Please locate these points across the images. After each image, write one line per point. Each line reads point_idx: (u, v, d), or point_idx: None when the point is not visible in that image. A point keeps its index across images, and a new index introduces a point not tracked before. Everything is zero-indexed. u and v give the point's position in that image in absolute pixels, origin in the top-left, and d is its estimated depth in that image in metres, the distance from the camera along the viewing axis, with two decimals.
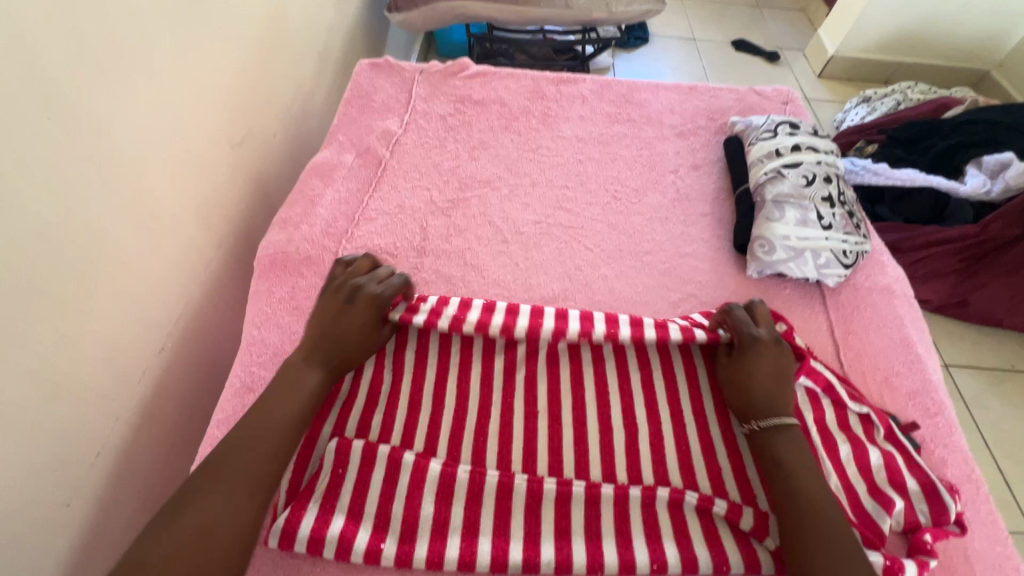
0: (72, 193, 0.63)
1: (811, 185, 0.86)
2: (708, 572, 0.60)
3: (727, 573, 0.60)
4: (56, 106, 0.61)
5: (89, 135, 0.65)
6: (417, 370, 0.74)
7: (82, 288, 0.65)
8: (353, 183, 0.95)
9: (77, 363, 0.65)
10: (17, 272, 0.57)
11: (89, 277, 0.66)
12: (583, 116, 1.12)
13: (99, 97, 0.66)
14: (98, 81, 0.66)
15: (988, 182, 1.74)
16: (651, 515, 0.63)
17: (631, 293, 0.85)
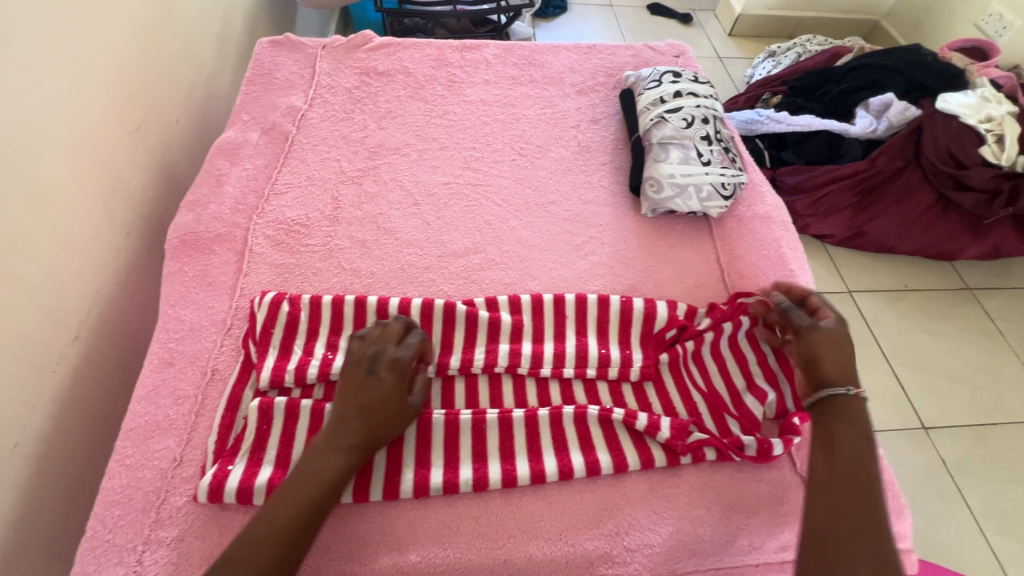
0: None
1: (690, 127, 0.94)
2: (610, 471, 0.68)
3: (625, 470, 0.68)
4: None
5: None
6: (333, 334, 0.76)
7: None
8: (261, 160, 0.95)
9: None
10: None
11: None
12: (487, 80, 1.16)
13: None
14: None
15: (874, 121, 1.91)
16: (559, 431, 0.70)
17: (538, 241, 0.91)
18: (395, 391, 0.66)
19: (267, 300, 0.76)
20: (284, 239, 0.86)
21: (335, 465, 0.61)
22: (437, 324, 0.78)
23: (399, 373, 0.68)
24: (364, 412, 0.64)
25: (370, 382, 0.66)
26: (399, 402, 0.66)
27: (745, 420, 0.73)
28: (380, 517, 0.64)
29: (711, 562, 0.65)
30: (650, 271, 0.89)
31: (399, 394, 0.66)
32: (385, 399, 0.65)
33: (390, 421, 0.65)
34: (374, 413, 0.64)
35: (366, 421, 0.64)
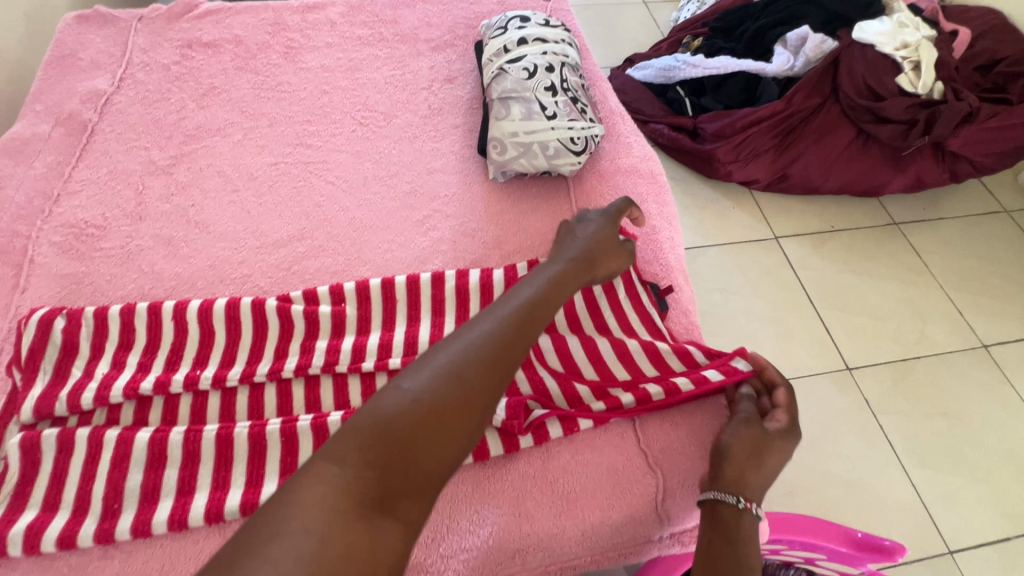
0: None
1: (533, 77, 0.84)
2: None
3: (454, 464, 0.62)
4: None
5: None
6: (122, 349, 0.67)
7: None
8: (53, 156, 0.83)
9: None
10: None
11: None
12: (330, 43, 1.03)
13: None
14: None
15: (791, 58, 1.82)
16: None
17: (373, 220, 0.82)
18: (564, 278, 0.65)
19: (38, 319, 0.66)
20: (75, 245, 0.76)
21: (491, 352, 0.54)
22: (245, 325, 0.69)
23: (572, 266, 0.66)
24: (524, 297, 0.60)
25: (544, 270, 0.65)
26: (561, 294, 0.63)
27: (598, 386, 0.67)
28: (163, 552, 0.57)
29: (540, 559, 0.60)
30: (497, 242, 0.81)
31: (564, 284, 0.64)
32: (553, 286, 0.63)
33: (543, 307, 0.60)
34: (542, 300, 0.61)
35: (506, 309, 0.58)
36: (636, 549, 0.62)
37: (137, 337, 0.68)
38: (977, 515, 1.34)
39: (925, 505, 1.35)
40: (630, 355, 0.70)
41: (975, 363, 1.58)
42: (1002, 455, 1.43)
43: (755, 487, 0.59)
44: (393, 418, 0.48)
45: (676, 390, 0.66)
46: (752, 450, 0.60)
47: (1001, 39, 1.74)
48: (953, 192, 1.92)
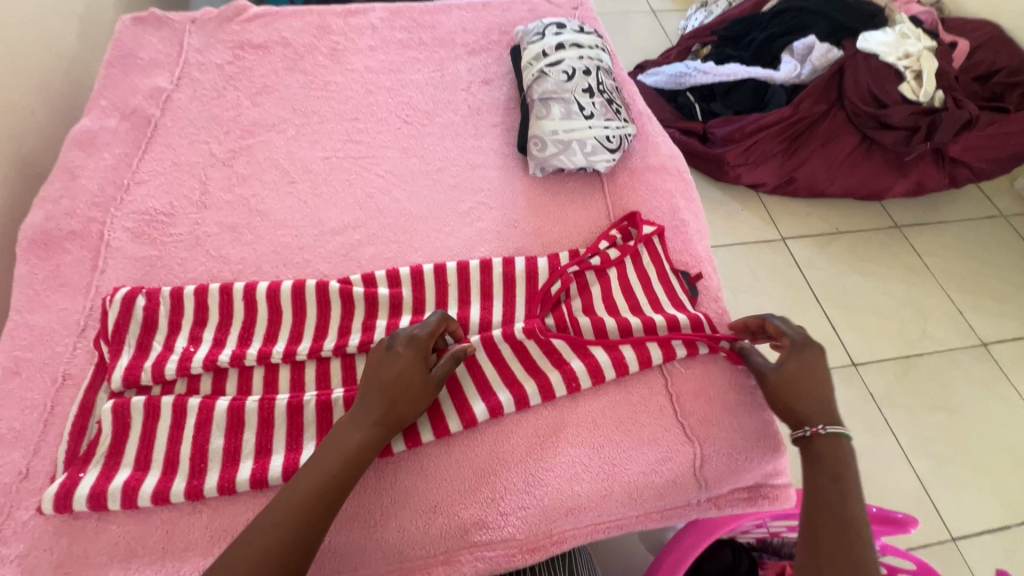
0: None
1: (571, 80, 0.91)
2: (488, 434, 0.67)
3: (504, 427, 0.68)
4: None
5: None
6: (197, 325, 0.72)
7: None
8: (121, 148, 0.89)
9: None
10: None
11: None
12: (373, 47, 1.09)
13: None
14: None
15: (799, 66, 1.90)
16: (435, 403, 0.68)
17: (422, 211, 0.87)
18: (417, 362, 0.64)
19: (120, 298, 0.71)
20: (146, 230, 0.81)
21: (357, 447, 0.60)
22: (310, 304, 0.75)
23: (418, 348, 0.65)
24: (378, 384, 0.63)
25: (387, 360, 0.64)
26: (421, 376, 0.64)
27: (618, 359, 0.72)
28: (246, 506, 0.62)
29: (590, 517, 0.65)
30: (537, 233, 0.87)
31: (419, 368, 0.64)
32: (410, 370, 0.64)
33: (401, 395, 0.63)
34: (396, 389, 0.63)
35: (368, 399, 0.62)
36: (675, 510, 0.68)
37: (210, 314, 0.73)
38: (978, 503, 1.40)
39: (928, 494, 1.41)
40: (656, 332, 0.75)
41: (975, 359, 1.64)
42: (1001, 446, 1.49)
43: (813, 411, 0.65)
44: (283, 539, 0.54)
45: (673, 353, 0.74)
46: (785, 385, 0.67)
47: (998, 50, 1.82)
48: (953, 197, 1.99)
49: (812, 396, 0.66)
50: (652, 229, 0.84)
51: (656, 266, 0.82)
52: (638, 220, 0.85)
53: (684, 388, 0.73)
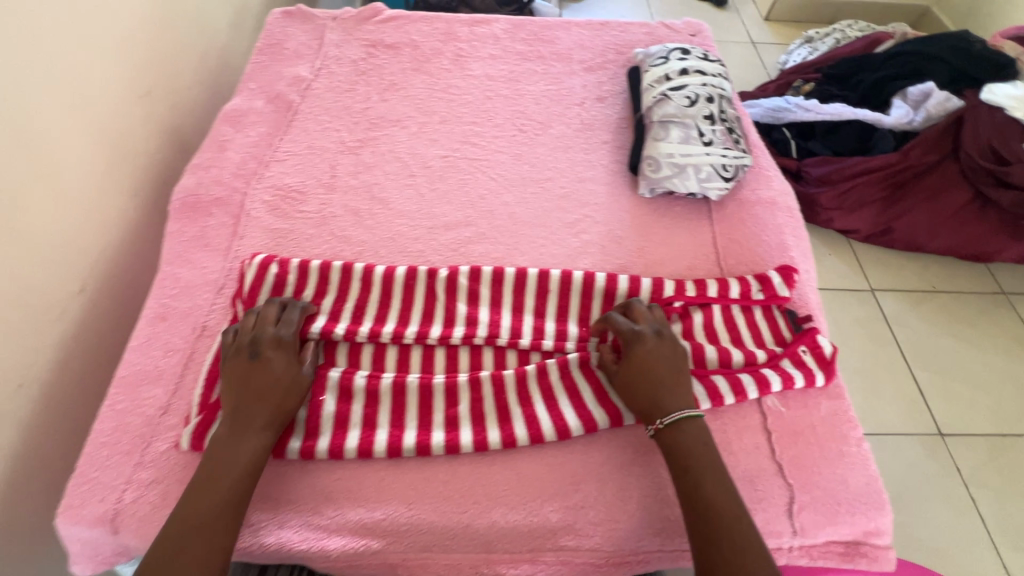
0: None
1: (694, 105, 0.91)
2: (580, 435, 0.68)
3: (596, 434, 0.68)
4: None
5: None
6: (319, 297, 0.77)
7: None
8: (264, 128, 0.97)
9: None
10: None
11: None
12: (494, 56, 1.14)
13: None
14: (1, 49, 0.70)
15: (911, 112, 1.81)
16: (528, 402, 0.70)
17: (530, 217, 0.90)
18: (287, 362, 0.67)
19: (258, 264, 0.78)
20: (281, 205, 0.88)
21: (252, 453, 0.61)
22: (421, 292, 0.79)
23: (284, 348, 0.67)
24: (245, 392, 0.64)
25: (256, 362, 0.65)
26: (294, 372, 0.67)
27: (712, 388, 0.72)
28: (351, 473, 0.65)
29: (680, 544, 0.64)
30: (641, 252, 0.87)
31: (292, 366, 0.67)
32: (283, 368, 0.66)
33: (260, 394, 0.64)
34: (273, 390, 0.64)
35: (238, 406, 0.63)
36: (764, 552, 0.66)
37: (332, 287, 0.78)
38: None
39: None
40: (757, 368, 0.74)
41: None
42: None
43: (657, 404, 0.65)
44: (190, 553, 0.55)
45: (767, 386, 0.72)
46: (635, 382, 0.67)
47: None
48: None
49: (649, 389, 0.66)
50: (779, 277, 0.81)
51: (765, 300, 0.80)
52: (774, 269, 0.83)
53: (783, 428, 0.71)
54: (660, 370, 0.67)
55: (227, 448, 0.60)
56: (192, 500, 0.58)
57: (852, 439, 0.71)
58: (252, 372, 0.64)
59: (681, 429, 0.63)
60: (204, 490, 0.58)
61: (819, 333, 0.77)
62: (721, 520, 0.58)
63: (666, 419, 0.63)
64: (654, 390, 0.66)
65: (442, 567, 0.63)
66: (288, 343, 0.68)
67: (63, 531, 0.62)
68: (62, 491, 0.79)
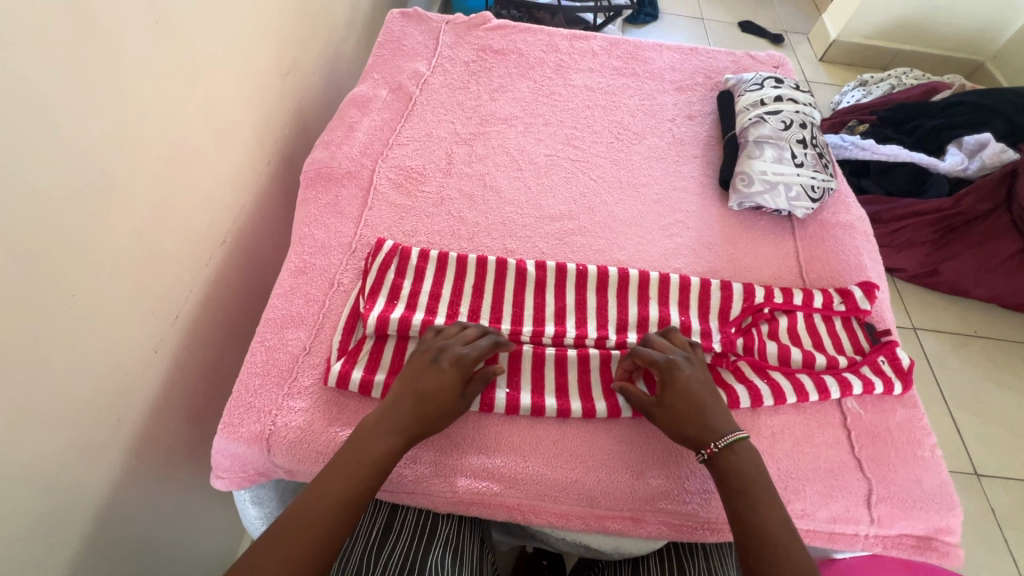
0: (169, 109, 0.77)
1: (788, 130, 1.00)
2: None
3: None
4: (160, 32, 0.74)
5: (182, 59, 0.79)
6: (439, 269, 0.85)
7: (152, 178, 0.75)
8: (387, 114, 1.07)
9: (149, 238, 0.75)
10: (135, 159, 0.71)
11: (160, 174, 0.76)
12: (592, 69, 1.23)
13: (192, 30, 0.80)
14: (195, 21, 0.80)
15: (965, 160, 1.86)
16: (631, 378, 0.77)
17: (627, 217, 0.98)
18: (455, 383, 0.68)
19: (385, 250, 0.85)
20: (404, 183, 0.97)
21: (383, 454, 0.63)
22: (531, 275, 0.86)
23: (461, 368, 0.69)
24: (406, 401, 0.66)
25: (430, 370, 0.68)
26: (454, 394, 0.68)
27: (799, 384, 0.78)
28: (472, 423, 0.72)
29: None
30: (728, 258, 0.94)
31: (456, 387, 0.68)
32: (444, 390, 0.67)
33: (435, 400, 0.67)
34: (426, 405, 0.66)
35: (396, 413, 0.66)
36: (843, 538, 0.72)
37: (451, 261, 0.86)
38: None
39: None
40: (839, 371, 0.80)
41: None
42: None
43: (705, 430, 0.66)
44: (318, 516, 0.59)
45: (850, 388, 0.78)
46: (683, 410, 0.67)
47: None
48: None
49: (703, 415, 0.67)
50: (861, 292, 0.88)
51: (846, 312, 0.87)
52: (856, 284, 0.89)
53: (862, 427, 0.77)
54: (698, 397, 0.68)
55: (368, 444, 0.63)
56: (323, 479, 0.61)
57: (927, 445, 0.77)
58: (421, 381, 0.67)
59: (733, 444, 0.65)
60: (333, 477, 0.61)
61: (898, 346, 0.83)
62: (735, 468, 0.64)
63: (720, 442, 0.65)
64: (705, 412, 0.67)
65: (550, 515, 0.69)
66: (463, 362, 0.69)
67: (218, 446, 0.70)
68: (192, 419, 0.87)
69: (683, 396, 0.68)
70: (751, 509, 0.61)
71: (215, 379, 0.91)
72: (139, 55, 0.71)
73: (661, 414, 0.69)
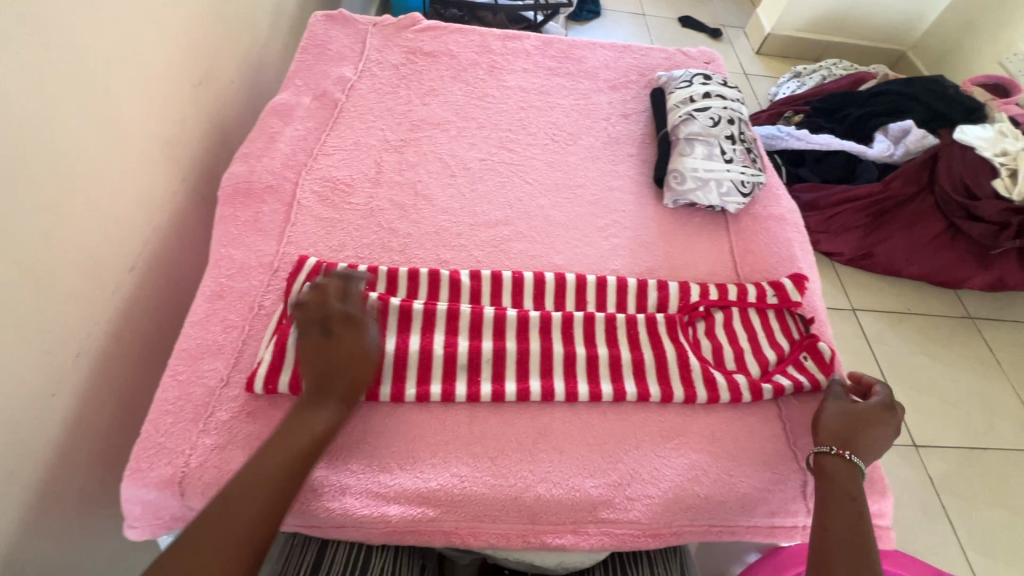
0: (55, 124, 0.70)
1: (716, 126, 1.01)
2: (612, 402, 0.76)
3: (625, 403, 0.76)
4: (39, 40, 0.67)
5: (67, 69, 0.72)
6: (370, 285, 0.82)
7: (36, 201, 0.68)
8: (311, 123, 1.02)
9: (38, 269, 0.68)
10: (15, 181, 0.65)
11: (48, 196, 0.69)
12: (526, 69, 1.21)
13: (77, 38, 0.73)
14: (80, 27, 0.73)
15: (892, 146, 1.96)
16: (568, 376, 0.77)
17: (564, 220, 0.97)
18: (355, 343, 0.68)
19: (309, 267, 0.81)
20: (330, 195, 0.93)
21: (323, 425, 0.65)
22: (465, 286, 0.84)
23: (352, 323, 0.69)
24: (330, 368, 0.67)
25: (329, 339, 0.67)
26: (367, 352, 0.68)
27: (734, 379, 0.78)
28: (406, 443, 0.70)
29: (706, 518, 0.70)
30: (665, 257, 0.94)
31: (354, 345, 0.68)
32: (357, 349, 0.68)
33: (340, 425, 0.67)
34: (349, 366, 0.67)
35: (330, 384, 0.67)
36: (782, 530, 0.73)
37: (382, 273, 0.83)
38: None
39: None
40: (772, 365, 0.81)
41: None
42: None
43: (852, 442, 0.70)
44: None
45: (783, 383, 0.79)
46: (861, 422, 0.71)
47: None
48: None
49: (857, 432, 0.71)
50: (793, 284, 0.90)
51: (780, 305, 0.88)
52: (790, 278, 0.90)
53: (797, 419, 0.78)
54: (872, 423, 0.71)
55: (311, 419, 0.64)
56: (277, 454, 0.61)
57: None
58: (339, 342, 0.68)
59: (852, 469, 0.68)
60: (291, 448, 0.62)
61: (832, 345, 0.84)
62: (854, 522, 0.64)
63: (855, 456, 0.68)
64: (867, 434, 0.71)
65: (490, 536, 0.67)
66: (337, 321, 0.68)
67: (126, 494, 0.64)
68: (105, 462, 0.80)
69: (866, 414, 0.72)
70: (851, 532, 0.63)
71: (131, 416, 0.84)
72: (12, 64, 0.64)
73: (844, 408, 0.73)
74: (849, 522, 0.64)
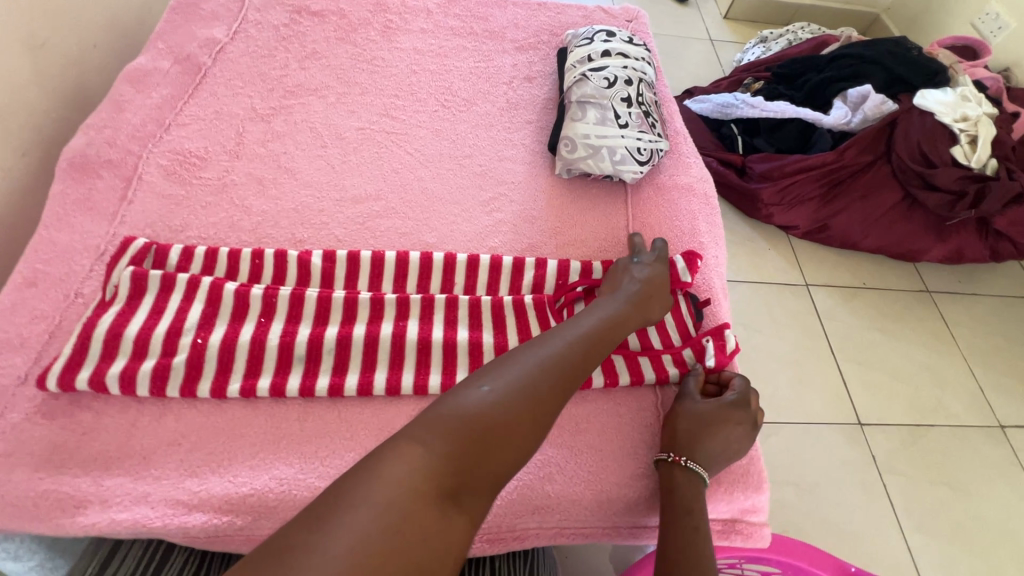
0: None
1: (612, 87, 0.92)
2: None
3: None
4: None
5: None
6: (205, 269, 0.74)
7: None
8: (167, 90, 0.92)
9: None
10: None
11: None
12: (424, 30, 1.11)
13: None
14: None
15: (850, 114, 1.84)
16: (419, 366, 0.69)
17: (443, 193, 0.88)
18: (638, 307, 0.71)
19: (136, 250, 0.73)
20: (178, 169, 0.84)
21: (583, 347, 0.62)
22: (316, 268, 0.76)
23: (640, 295, 0.72)
24: (602, 318, 0.67)
25: (610, 298, 0.71)
26: (638, 317, 0.70)
27: (607, 367, 0.72)
28: (222, 444, 0.63)
29: (557, 520, 0.64)
30: (552, 232, 0.86)
31: (639, 310, 0.71)
32: (628, 311, 0.70)
33: (592, 361, 0.62)
34: (616, 320, 0.67)
35: (595, 327, 0.66)
36: (645, 530, 0.68)
37: (220, 256, 0.75)
38: None
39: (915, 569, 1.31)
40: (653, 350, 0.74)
41: (989, 441, 1.53)
42: (1004, 532, 1.38)
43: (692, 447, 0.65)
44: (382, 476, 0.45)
45: (662, 371, 0.72)
46: (697, 423, 0.66)
47: None
48: (995, 271, 1.89)
49: (699, 434, 0.66)
50: (688, 262, 0.82)
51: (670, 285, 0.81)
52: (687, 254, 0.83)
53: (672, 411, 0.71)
54: (714, 424, 0.67)
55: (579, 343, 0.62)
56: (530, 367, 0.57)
57: None
58: (610, 301, 0.71)
59: (692, 478, 0.63)
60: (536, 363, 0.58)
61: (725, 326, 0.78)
62: (688, 537, 0.59)
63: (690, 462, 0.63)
64: (707, 437, 0.66)
65: None
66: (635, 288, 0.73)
67: None
68: None
69: (706, 415, 0.67)
70: (688, 547, 0.58)
71: None
72: None
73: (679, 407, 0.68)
74: (687, 538, 0.59)
